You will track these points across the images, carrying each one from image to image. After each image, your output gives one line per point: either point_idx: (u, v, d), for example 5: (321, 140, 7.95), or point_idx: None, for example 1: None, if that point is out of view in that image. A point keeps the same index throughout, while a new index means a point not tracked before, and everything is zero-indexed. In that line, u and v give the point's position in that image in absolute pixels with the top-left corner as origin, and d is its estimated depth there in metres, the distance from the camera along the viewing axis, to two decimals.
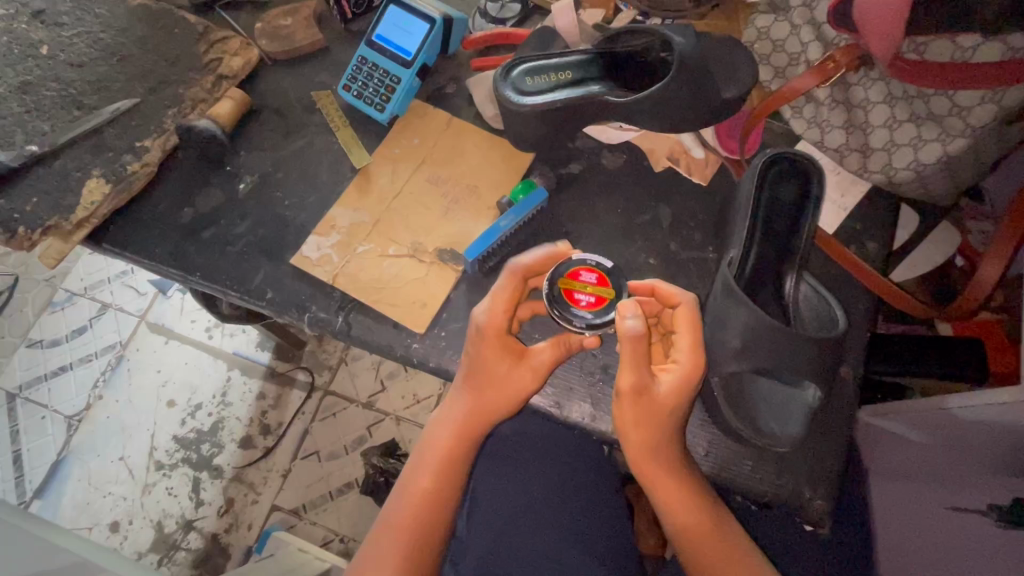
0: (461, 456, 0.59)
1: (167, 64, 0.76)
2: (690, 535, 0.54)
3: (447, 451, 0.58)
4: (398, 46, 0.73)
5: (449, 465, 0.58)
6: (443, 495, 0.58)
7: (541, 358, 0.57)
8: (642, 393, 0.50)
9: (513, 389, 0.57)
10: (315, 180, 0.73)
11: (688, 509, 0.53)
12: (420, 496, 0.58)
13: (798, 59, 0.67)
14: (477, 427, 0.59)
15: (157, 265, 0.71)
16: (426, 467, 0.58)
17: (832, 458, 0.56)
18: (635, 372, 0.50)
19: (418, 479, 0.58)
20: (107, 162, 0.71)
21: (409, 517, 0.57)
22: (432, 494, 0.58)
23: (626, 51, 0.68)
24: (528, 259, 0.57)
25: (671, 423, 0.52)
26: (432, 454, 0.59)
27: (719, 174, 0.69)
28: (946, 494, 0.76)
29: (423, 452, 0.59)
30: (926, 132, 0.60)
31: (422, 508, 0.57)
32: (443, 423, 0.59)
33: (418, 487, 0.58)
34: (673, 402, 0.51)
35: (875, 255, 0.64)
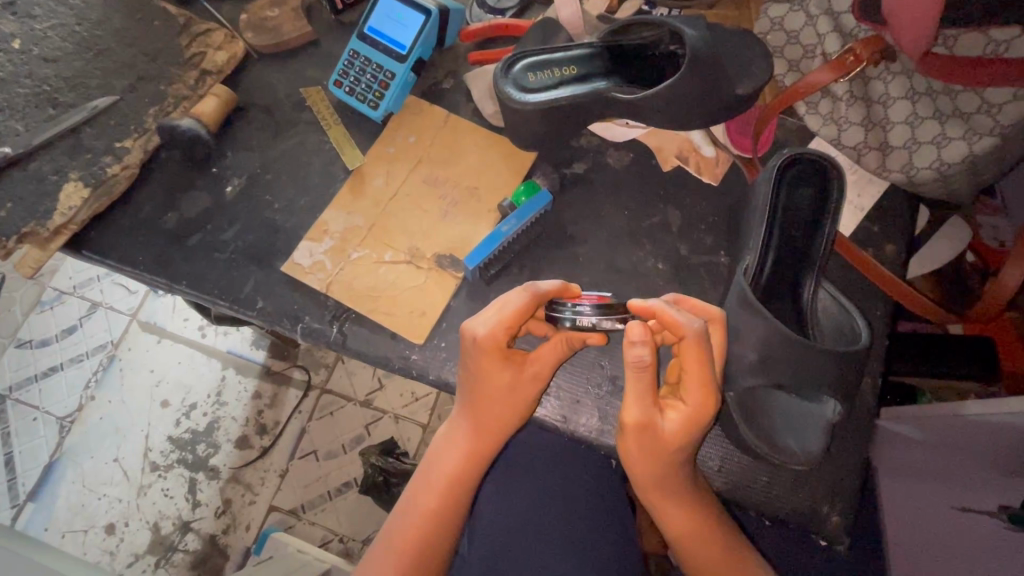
0: (465, 476, 0.56)
1: (148, 59, 0.71)
2: (699, 559, 0.52)
3: (450, 470, 0.56)
4: (393, 40, 0.69)
5: (453, 484, 0.56)
6: (447, 514, 0.55)
7: (541, 365, 0.53)
8: (643, 430, 0.47)
9: (518, 404, 0.54)
10: (306, 182, 0.69)
11: (698, 535, 0.51)
12: (422, 516, 0.55)
13: (814, 52, 0.63)
14: (483, 447, 0.56)
15: (141, 273, 0.67)
16: (428, 486, 0.56)
17: (850, 472, 0.54)
18: (636, 409, 0.46)
19: (419, 498, 0.56)
20: (85, 165, 0.67)
21: (410, 538, 0.54)
22: (434, 515, 0.55)
23: (634, 45, 0.65)
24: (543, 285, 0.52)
25: (679, 458, 0.48)
26: (436, 473, 0.56)
27: (730, 174, 0.66)
28: (954, 493, 0.72)
29: (427, 472, 0.57)
30: (951, 129, 0.58)
31: (425, 528, 0.55)
32: (448, 444, 0.57)
33: (419, 507, 0.55)
34: (679, 440, 0.47)
35: (893, 259, 0.62)
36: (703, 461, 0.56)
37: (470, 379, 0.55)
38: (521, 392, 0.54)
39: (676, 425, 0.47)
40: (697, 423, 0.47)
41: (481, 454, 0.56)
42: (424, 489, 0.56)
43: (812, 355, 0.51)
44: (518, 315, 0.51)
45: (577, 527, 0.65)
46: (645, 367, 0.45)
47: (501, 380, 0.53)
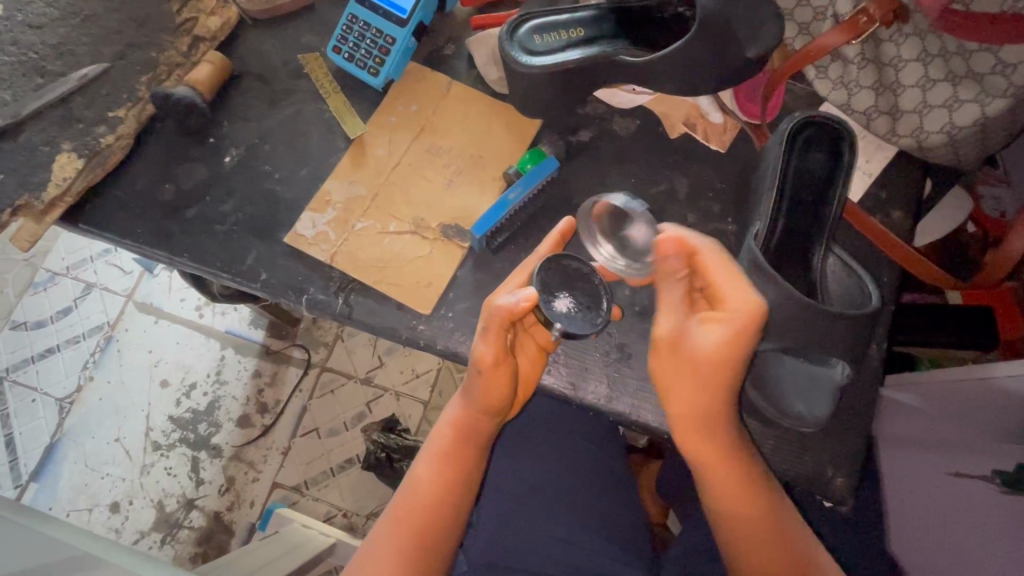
0: (465, 445, 0.57)
1: (137, 25, 0.69)
2: (741, 532, 0.51)
3: (454, 439, 0.57)
4: (392, 3, 0.67)
5: (450, 456, 0.57)
6: (454, 489, 0.56)
7: (495, 314, 0.52)
8: (678, 342, 0.49)
9: (489, 374, 0.54)
10: (306, 152, 0.68)
11: (736, 502, 0.50)
12: (423, 492, 0.55)
13: (824, 14, 0.62)
14: (483, 418, 0.57)
15: (140, 246, 0.66)
16: (433, 456, 0.57)
17: (855, 436, 0.55)
18: (666, 320, 0.50)
19: (417, 471, 0.57)
20: (78, 135, 0.65)
21: (410, 514, 0.55)
22: (431, 490, 0.56)
23: (642, 8, 0.63)
24: (543, 246, 0.58)
25: (709, 391, 0.49)
26: (434, 445, 0.58)
27: (738, 141, 0.65)
28: (948, 459, 0.73)
29: (427, 444, 0.58)
30: (963, 92, 0.57)
31: (433, 498, 0.55)
32: (445, 418, 0.58)
33: (417, 478, 0.56)
34: (712, 356, 0.48)
35: (901, 225, 0.61)
36: None
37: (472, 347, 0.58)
38: (472, 361, 0.55)
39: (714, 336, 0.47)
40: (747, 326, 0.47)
41: (477, 426, 0.57)
42: (429, 461, 0.57)
43: (822, 320, 0.51)
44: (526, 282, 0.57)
45: (580, 496, 0.67)
46: (674, 273, 0.51)
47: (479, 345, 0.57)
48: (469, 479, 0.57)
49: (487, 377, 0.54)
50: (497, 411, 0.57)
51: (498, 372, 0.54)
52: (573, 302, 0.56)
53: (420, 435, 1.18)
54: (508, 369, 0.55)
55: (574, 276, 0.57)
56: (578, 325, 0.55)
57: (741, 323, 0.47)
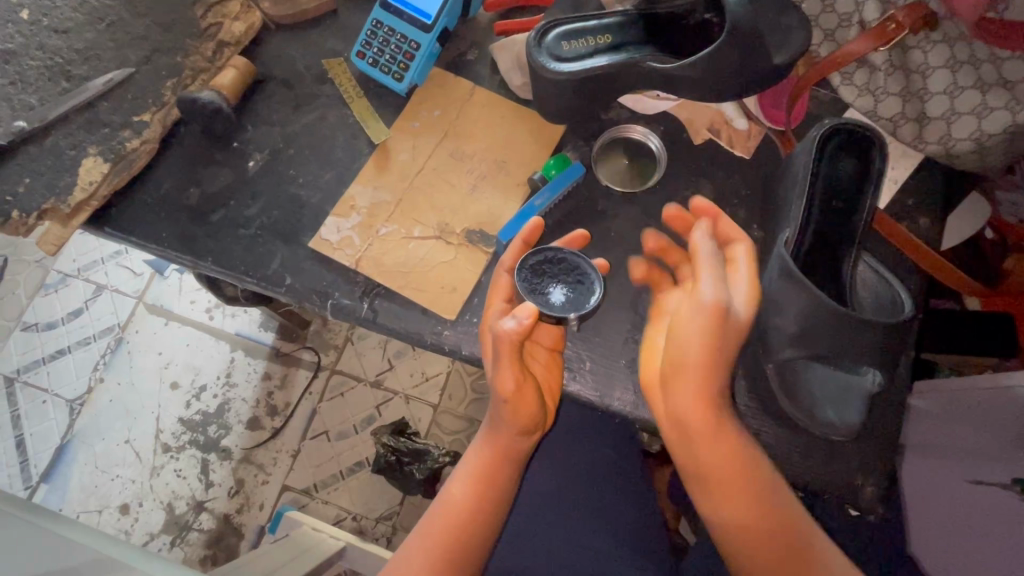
0: (499, 465, 0.57)
1: (162, 30, 0.69)
2: (761, 548, 0.48)
3: (490, 460, 0.57)
4: (417, 9, 0.67)
5: (485, 475, 0.57)
6: (486, 507, 0.56)
7: (508, 338, 0.51)
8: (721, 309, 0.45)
9: (514, 400, 0.53)
10: (329, 157, 0.68)
11: (754, 516, 0.48)
12: (459, 509, 0.56)
13: (850, 20, 0.62)
14: (518, 441, 0.57)
15: (165, 250, 0.66)
16: (467, 477, 0.57)
17: (884, 445, 0.55)
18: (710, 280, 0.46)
19: (453, 489, 0.57)
20: (103, 139, 0.66)
21: (441, 530, 0.55)
22: (463, 508, 0.56)
23: (668, 14, 0.64)
24: (505, 257, 0.59)
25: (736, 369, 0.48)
26: (470, 465, 0.57)
27: (763, 147, 0.65)
28: (966, 467, 0.72)
29: (463, 462, 0.58)
30: (992, 99, 0.57)
31: (468, 516, 0.55)
32: (481, 436, 0.58)
33: (452, 498, 0.56)
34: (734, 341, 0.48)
35: (927, 232, 0.61)
36: None
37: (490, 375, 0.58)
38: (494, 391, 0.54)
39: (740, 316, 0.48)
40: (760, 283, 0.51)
41: (514, 449, 0.57)
42: (463, 480, 0.57)
43: (855, 328, 0.51)
44: (509, 292, 0.58)
45: (603, 504, 0.67)
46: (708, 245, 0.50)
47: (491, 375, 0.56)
48: (501, 499, 0.57)
49: (513, 403, 0.54)
50: (533, 429, 0.57)
51: (524, 391, 0.54)
52: (562, 287, 0.57)
53: (430, 439, 1.17)
54: (527, 390, 0.54)
55: (547, 265, 0.58)
56: (583, 300, 0.56)
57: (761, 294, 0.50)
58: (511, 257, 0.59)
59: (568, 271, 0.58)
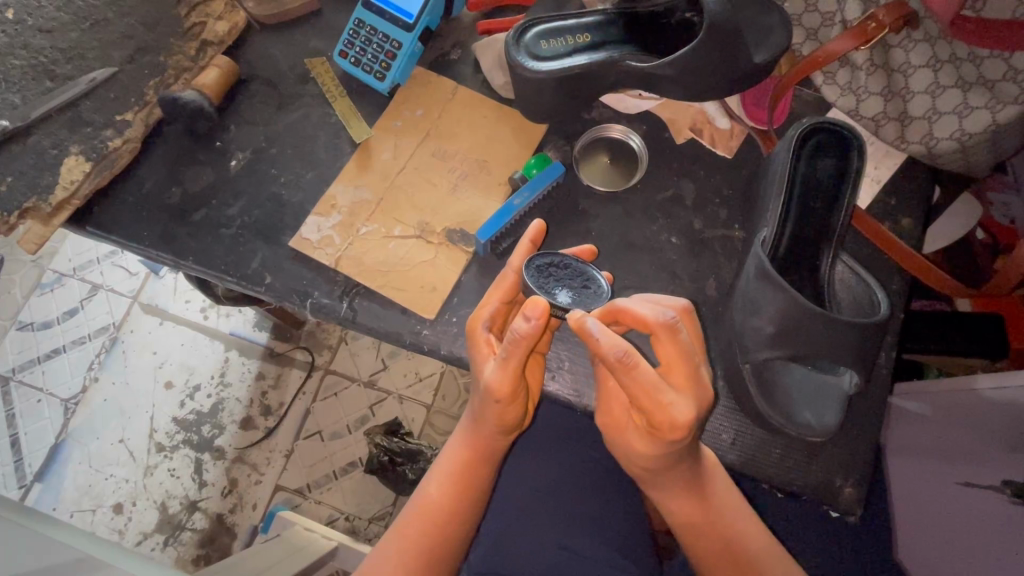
0: (476, 466, 0.57)
1: (146, 29, 0.69)
2: (699, 550, 0.53)
3: (467, 460, 0.57)
4: (399, 7, 0.67)
5: (463, 476, 0.56)
6: (462, 507, 0.56)
7: (518, 335, 0.47)
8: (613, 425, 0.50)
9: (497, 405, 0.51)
10: (312, 156, 0.68)
11: (697, 523, 0.53)
12: (436, 507, 0.56)
13: (833, 19, 0.62)
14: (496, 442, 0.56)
15: (147, 249, 0.66)
16: (442, 478, 0.57)
17: (864, 446, 0.55)
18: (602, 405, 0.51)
19: (430, 489, 0.57)
20: (86, 138, 0.66)
21: (417, 532, 0.55)
22: (440, 508, 0.56)
23: (648, 13, 0.63)
24: (515, 257, 0.55)
25: (685, 442, 0.47)
26: (446, 463, 0.57)
27: (745, 147, 0.65)
28: (955, 468, 0.72)
29: (439, 461, 0.58)
30: (973, 98, 0.56)
31: (443, 512, 0.56)
32: (457, 432, 0.58)
33: (427, 498, 0.56)
34: (651, 442, 0.47)
35: (910, 232, 0.61)
36: (715, 434, 0.56)
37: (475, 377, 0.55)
38: (485, 388, 0.51)
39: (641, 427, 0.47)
40: (659, 404, 0.44)
41: (492, 449, 0.56)
42: (440, 480, 0.57)
43: (831, 327, 0.50)
44: (511, 290, 0.55)
45: (583, 503, 0.67)
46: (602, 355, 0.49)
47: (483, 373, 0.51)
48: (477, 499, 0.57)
49: (503, 404, 0.51)
50: (513, 429, 0.55)
51: (513, 400, 0.51)
52: (567, 290, 0.54)
53: (424, 440, 1.17)
54: (520, 393, 0.52)
55: (551, 268, 0.55)
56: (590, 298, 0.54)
57: (664, 415, 0.44)
58: (518, 256, 0.55)
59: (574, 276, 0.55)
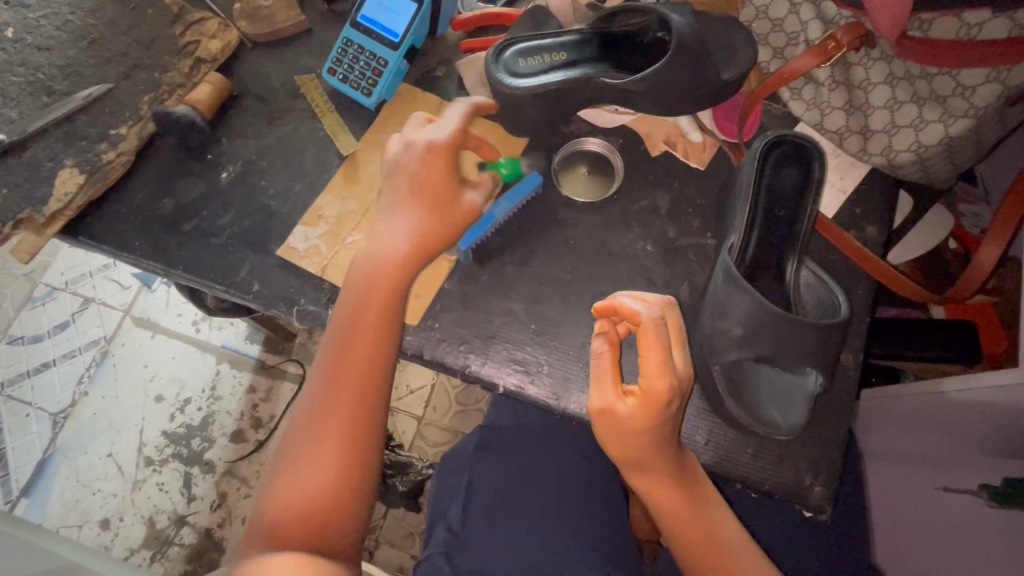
0: (378, 307, 0.55)
1: (141, 47, 0.72)
2: (681, 543, 0.54)
3: (378, 291, 0.56)
4: (386, 28, 0.70)
5: (378, 299, 0.56)
6: (376, 359, 0.55)
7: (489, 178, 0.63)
8: (606, 416, 0.50)
9: (455, 218, 0.58)
10: (300, 168, 0.70)
11: (680, 517, 0.53)
12: (355, 335, 0.55)
13: (797, 39, 0.65)
14: (394, 272, 0.56)
15: (138, 259, 0.68)
16: (341, 341, 0.55)
17: (833, 446, 0.56)
18: (596, 394, 0.50)
19: (348, 320, 0.56)
20: (80, 152, 0.68)
21: (344, 367, 0.54)
22: (358, 336, 0.55)
23: (623, 32, 0.67)
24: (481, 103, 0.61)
25: (672, 419, 0.49)
26: (365, 287, 0.56)
27: (717, 158, 0.67)
28: (934, 473, 0.73)
29: (355, 290, 0.57)
30: (928, 113, 0.59)
31: (368, 338, 0.55)
32: (372, 256, 0.57)
33: (349, 328, 0.55)
34: (645, 423, 0.48)
35: (874, 240, 0.63)
36: (691, 435, 0.57)
37: (401, 202, 0.58)
38: (461, 202, 0.59)
39: (637, 410, 0.48)
40: (669, 369, 0.47)
41: (416, 253, 0.57)
42: (346, 341, 0.55)
43: (794, 328, 0.53)
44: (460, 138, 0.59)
45: (565, 507, 0.69)
46: (603, 350, 0.52)
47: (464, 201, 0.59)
48: (397, 323, 0.56)
49: (456, 219, 0.58)
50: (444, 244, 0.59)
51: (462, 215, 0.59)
52: None
53: (413, 452, 1.17)
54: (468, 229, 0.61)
55: None
56: None
57: (670, 382, 0.47)
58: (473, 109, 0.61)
59: None
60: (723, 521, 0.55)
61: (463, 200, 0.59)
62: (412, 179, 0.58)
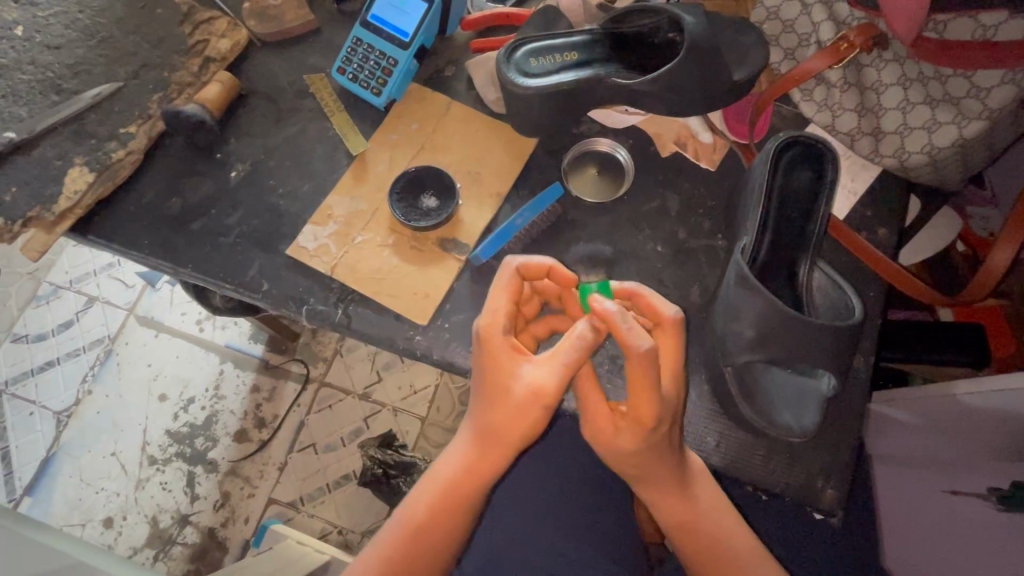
0: (453, 509, 0.52)
1: (150, 46, 0.72)
2: (688, 548, 0.54)
3: (455, 484, 0.53)
4: (396, 28, 0.70)
5: (451, 496, 0.52)
6: (438, 555, 0.53)
7: (580, 339, 0.47)
8: (599, 432, 0.50)
9: (533, 416, 0.49)
10: (309, 168, 0.70)
11: (687, 522, 0.53)
12: (421, 522, 0.52)
13: (809, 40, 0.65)
14: (485, 473, 0.52)
15: (146, 257, 0.68)
16: (409, 526, 0.53)
17: (844, 449, 0.56)
18: (589, 412, 0.50)
19: (420, 504, 0.53)
20: (89, 150, 0.68)
21: (401, 542, 0.52)
22: (425, 524, 0.52)
23: (633, 32, 0.66)
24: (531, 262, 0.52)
25: (666, 437, 0.48)
26: (440, 480, 0.53)
27: (728, 159, 0.67)
28: (943, 476, 0.73)
29: (431, 482, 0.54)
30: (941, 114, 0.59)
31: (430, 524, 0.52)
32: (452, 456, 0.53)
33: (416, 512, 0.53)
34: (634, 443, 0.48)
35: (886, 242, 0.63)
36: (701, 437, 0.57)
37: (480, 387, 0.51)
38: (530, 388, 0.48)
39: (623, 431, 0.48)
40: (653, 398, 0.45)
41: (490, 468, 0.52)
42: (414, 529, 0.53)
43: (806, 330, 0.52)
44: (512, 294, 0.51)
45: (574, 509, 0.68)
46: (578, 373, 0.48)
47: (525, 376, 0.49)
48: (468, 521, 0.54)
49: (540, 410, 0.49)
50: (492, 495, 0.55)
51: (536, 405, 0.49)
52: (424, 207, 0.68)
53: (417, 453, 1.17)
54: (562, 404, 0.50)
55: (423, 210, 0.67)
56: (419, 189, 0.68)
57: (653, 412, 0.46)
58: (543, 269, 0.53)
59: (417, 198, 0.68)
60: (732, 529, 0.54)
61: (524, 381, 0.49)
62: (493, 349, 0.50)
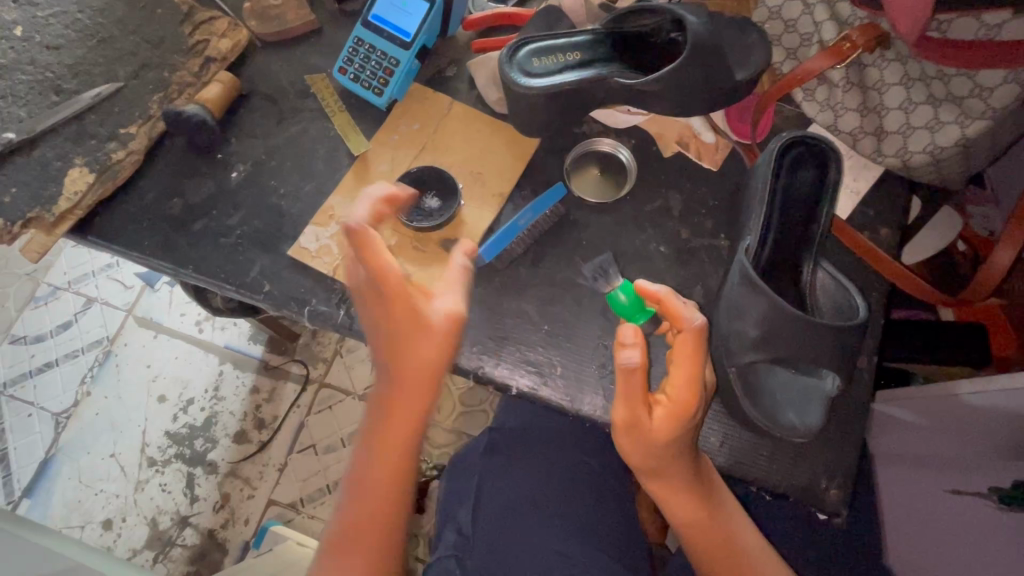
0: (390, 465, 0.56)
1: (151, 46, 0.71)
2: (698, 548, 0.54)
3: (392, 446, 0.56)
4: (398, 28, 0.69)
5: (391, 455, 0.56)
6: (392, 512, 0.57)
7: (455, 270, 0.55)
8: (633, 428, 0.49)
9: (443, 346, 0.54)
10: (310, 169, 0.70)
11: (698, 523, 0.53)
12: (370, 485, 0.56)
13: (811, 40, 0.65)
14: (409, 423, 0.56)
15: (147, 258, 0.68)
16: (354, 496, 0.57)
17: (847, 448, 0.56)
18: (623, 409, 0.49)
19: (360, 464, 0.57)
20: (89, 151, 0.67)
21: (364, 508, 0.56)
22: (376, 484, 0.56)
23: (636, 32, 0.66)
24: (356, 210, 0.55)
25: (694, 427, 0.50)
26: (381, 444, 0.56)
27: (730, 159, 0.67)
28: (944, 475, 0.73)
29: (371, 447, 0.56)
30: (944, 114, 0.59)
31: (382, 487, 0.56)
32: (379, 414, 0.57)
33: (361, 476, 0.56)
34: (671, 433, 0.48)
35: (888, 242, 0.63)
36: (705, 438, 0.57)
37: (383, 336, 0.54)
38: (432, 321, 0.53)
39: (663, 420, 0.48)
40: (699, 380, 0.48)
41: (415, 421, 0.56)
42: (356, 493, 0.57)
43: (809, 330, 0.52)
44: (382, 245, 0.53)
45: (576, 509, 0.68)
46: (631, 366, 0.48)
47: (429, 311, 0.53)
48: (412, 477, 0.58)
49: (443, 340, 0.54)
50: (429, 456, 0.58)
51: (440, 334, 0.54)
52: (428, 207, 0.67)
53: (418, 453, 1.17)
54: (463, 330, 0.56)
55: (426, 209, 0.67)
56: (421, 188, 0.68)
57: (698, 393, 0.48)
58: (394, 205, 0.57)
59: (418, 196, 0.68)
60: (739, 527, 0.55)
61: (437, 313, 0.53)
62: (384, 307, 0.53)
